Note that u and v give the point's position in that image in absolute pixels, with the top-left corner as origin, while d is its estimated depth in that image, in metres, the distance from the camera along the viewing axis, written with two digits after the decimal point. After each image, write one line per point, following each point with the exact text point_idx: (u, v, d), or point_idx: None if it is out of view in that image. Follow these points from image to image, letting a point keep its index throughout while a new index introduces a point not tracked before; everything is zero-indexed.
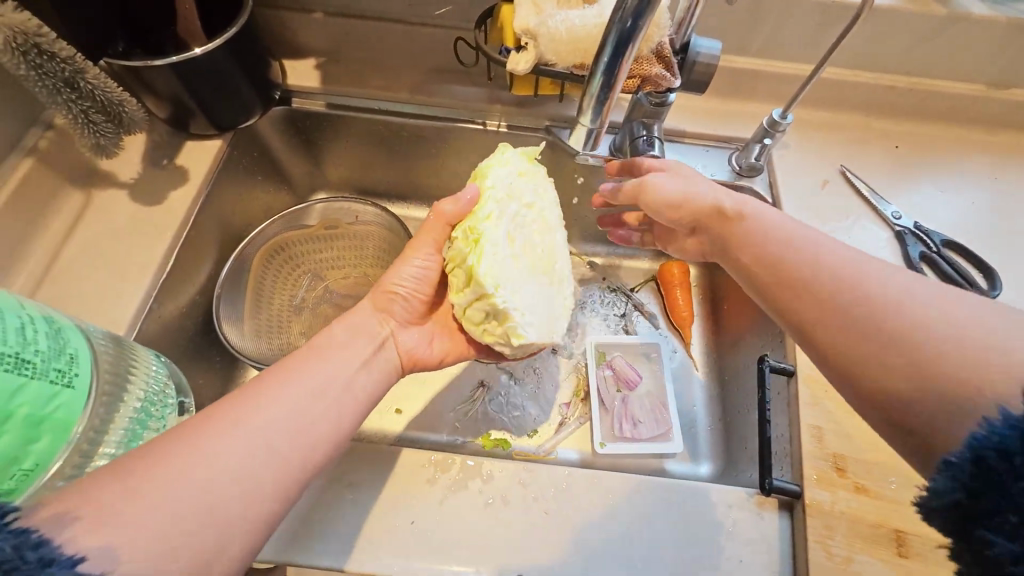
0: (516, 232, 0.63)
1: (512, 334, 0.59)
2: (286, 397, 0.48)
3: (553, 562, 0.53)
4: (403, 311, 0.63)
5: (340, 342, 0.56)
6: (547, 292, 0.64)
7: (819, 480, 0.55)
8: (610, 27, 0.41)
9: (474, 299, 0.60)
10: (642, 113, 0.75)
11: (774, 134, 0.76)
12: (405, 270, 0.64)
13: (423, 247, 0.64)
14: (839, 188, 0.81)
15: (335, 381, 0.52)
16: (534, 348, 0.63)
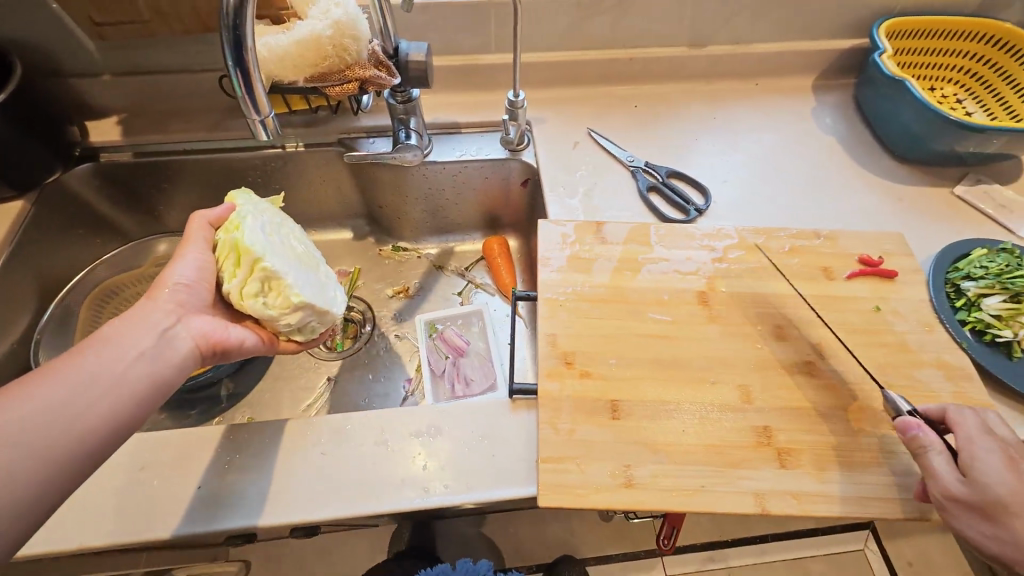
0: (272, 230, 0.79)
1: (289, 293, 0.74)
2: (52, 397, 0.54)
3: (323, 492, 0.63)
4: (190, 300, 0.69)
5: (120, 333, 0.61)
6: (314, 273, 0.81)
7: (551, 374, 0.66)
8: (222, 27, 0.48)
9: (247, 277, 0.73)
10: (396, 113, 0.86)
11: (516, 111, 0.90)
12: (183, 264, 0.72)
13: (190, 250, 0.74)
14: (588, 146, 0.96)
15: (103, 379, 0.57)
16: (310, 317, 0.78)
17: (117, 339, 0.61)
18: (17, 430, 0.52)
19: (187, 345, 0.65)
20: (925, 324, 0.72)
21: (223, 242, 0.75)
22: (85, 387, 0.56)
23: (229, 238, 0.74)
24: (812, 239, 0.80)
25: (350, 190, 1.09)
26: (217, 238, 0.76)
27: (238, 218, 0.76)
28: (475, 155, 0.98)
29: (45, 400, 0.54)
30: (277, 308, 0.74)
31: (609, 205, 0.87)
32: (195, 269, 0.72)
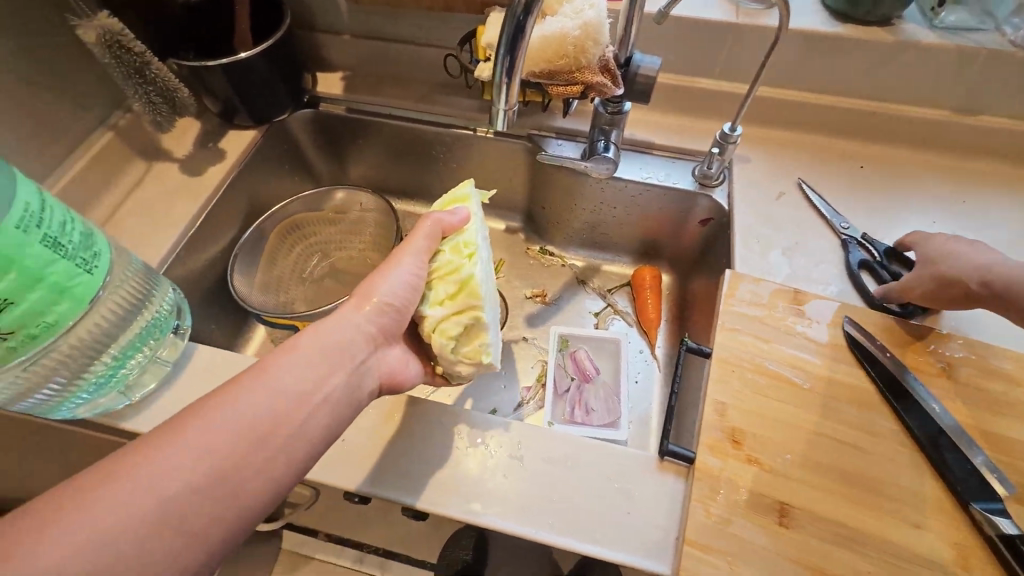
0: (486, 260, 0.70)
1: (483, 350, 0.66)
2: (247, 418, 0.49)
3: (452, 488, 0.60)
4: (393, 328, 0.63)
5: (313, 362, 0.54)
6: (496, 321, 0.73)
7: (712, 448, 0.58)
8: (507, 21, 0.50)
9: (449, 313, 0.65)
10: (601, 121, 0.83)
11: (725, 145, 0.82)
12: (394, 278, 0.63)
13: (410, 257, 0.65)
14: (793, 200, 0.85)
15: (291, 421, 0.50)
16: (481, 371, 0.69)
17: (314, 361, 0.55)
18: (211, 451, 0.46)
19: (372, 383, 0.60)
20: None
21: (443, 260, 0.67)
22: (277, 417, 0.50)
23: (458, 263, 0.66)
24: None
25: (519, 185, 1.09)
26: (438, 251, 0.68)
27: (466, 240, 0.68)
28: (661, 180, 0.92)
29: (243, 420, 0.48)
30: (461, 355, 0.67)
31: (806, 272, 0.77)
32: (408, 291, 0.64)
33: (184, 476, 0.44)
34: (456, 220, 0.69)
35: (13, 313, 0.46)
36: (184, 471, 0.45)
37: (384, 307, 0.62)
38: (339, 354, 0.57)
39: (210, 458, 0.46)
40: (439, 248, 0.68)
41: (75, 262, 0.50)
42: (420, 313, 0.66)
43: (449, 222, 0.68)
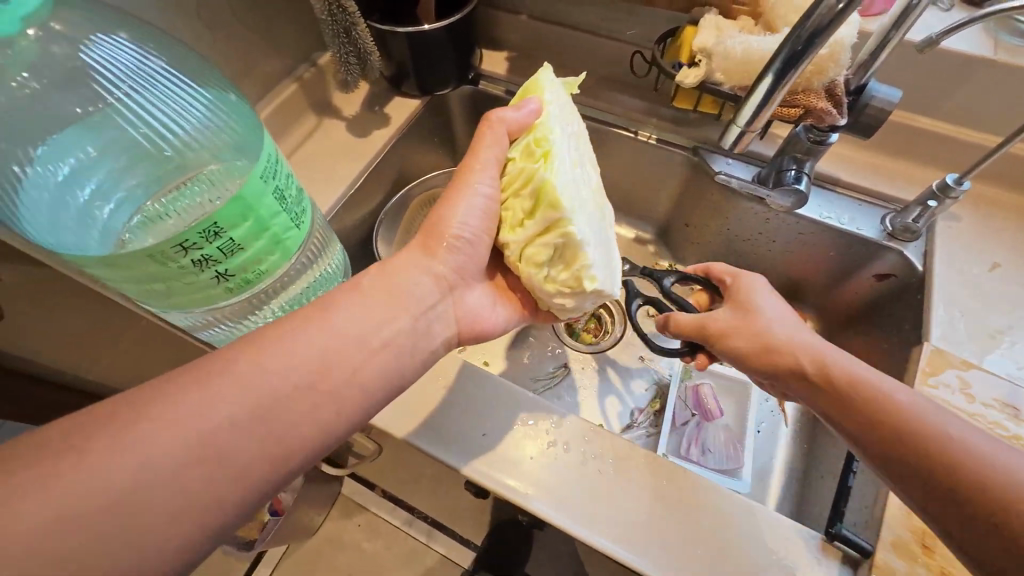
0: (573, 158, 0.64)
1: (579, 271, 0.60)
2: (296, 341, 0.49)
3: (591, 512, 0.57)
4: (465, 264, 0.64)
5: (392, 296, 0.56)
6: (599, 228, 0.65)
7: (893, 546, 0.52)
8: (784, 45, 0.48)
9: (536, 233, 0.61)
10: (797, 148, 0.75)
11: (943, 198, 0.72)
12: (466, 207, 0.63)
13: (481, 178, 0.64)
14: (1009, 277, 0.73)
15: (355, 356, 0.51)
16: (589, 300, 0.64)
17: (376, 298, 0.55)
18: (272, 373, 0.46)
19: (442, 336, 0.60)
20: None
21: (516, 169, 0.64)
22: (332, 348, 0.50)
23: (530, 169, 0.62)
24: None
25: (665, 199, 1.02)
26: (508, 161, 0.65)
27: (539, 140, 0.63)
28: (842, 223, 0.82)
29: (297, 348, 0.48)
30: (557, 280, 0.62)
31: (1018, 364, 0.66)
32: (479, 219, 0.63)
33: (247, 395, 0.44)
34: (524, 117, 0.65)
35: (237, 259, 0.47)
36: (245, 392, 0.44)
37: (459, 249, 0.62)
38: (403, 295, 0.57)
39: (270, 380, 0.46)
40: (510, 157, 0.66)
41: (291, 218, 0.52)
42: (501, 241, 0.64)
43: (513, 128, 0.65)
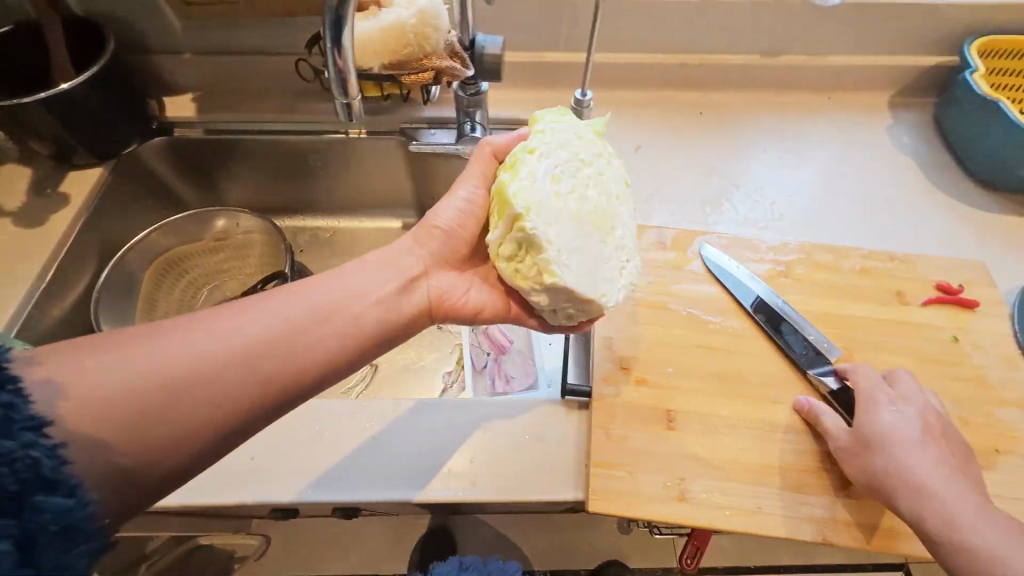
0: (607, 176, 0.67)
1: (544, 269, 0.57)
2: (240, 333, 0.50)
3: (368, 477, 0.62)
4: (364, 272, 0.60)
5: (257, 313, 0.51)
6: (592, 245, 0.61)
7: (606, 379, 0.65)
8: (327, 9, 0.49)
9: (503, 231, 0.60)
10: (462, 104, 0.87)
11: (583, 109, 0.88)
12: (441, 208, 0.66)
13: (467, 182, 0.67)
14: (649, 151, 0.94)
15: (182, 362, 0.46)
16: (566, 304, 0.60)
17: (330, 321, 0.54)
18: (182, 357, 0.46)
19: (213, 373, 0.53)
20: (1007, 360, 0.68)
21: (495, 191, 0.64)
22: (256, 352, 0.49)
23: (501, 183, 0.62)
24: (886, 261, 0.77)
25: (405, 181, 1.09)
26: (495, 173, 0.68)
27: (511, 160, 0.64)
28: None
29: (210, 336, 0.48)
30: (524, 280, 0.60)
31: (668, 213, 0.87)
32: (451, 218, 0.66)
33: (118, 379, 0.44)
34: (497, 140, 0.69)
35: None
36: (116, 376, 0.44)
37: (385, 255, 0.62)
38: (334, 320, 0.54)
39: (206, 367, 0.47)
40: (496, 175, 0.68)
41: None
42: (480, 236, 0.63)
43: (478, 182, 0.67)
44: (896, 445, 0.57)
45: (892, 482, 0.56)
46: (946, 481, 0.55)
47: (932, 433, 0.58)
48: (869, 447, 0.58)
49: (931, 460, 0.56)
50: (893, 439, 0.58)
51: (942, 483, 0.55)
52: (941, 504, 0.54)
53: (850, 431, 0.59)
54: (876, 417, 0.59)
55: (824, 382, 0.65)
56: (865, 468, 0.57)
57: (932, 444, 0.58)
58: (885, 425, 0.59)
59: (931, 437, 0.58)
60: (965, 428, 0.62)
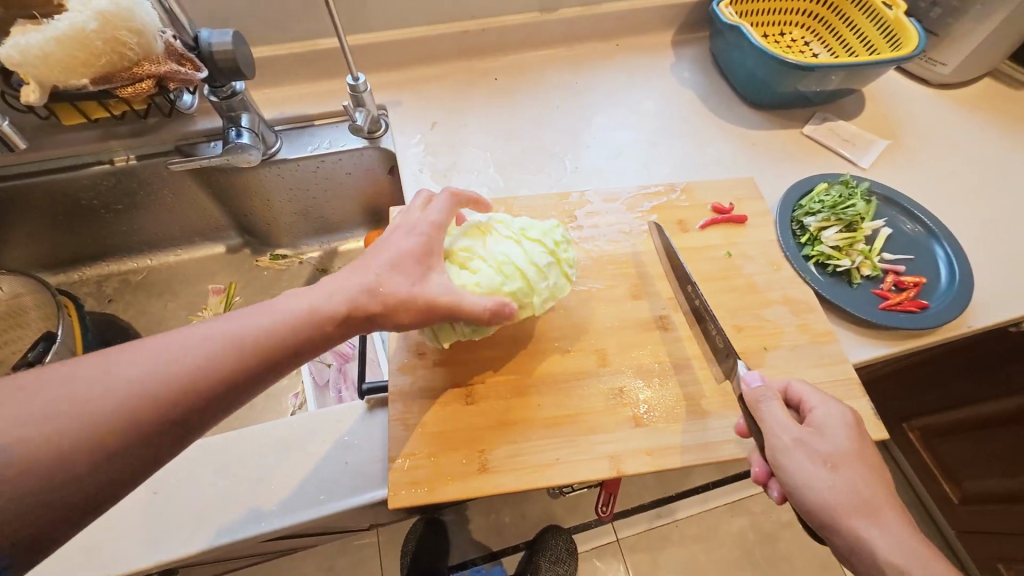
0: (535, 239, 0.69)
1: None
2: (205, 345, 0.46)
3: (159, 533, 0.58)
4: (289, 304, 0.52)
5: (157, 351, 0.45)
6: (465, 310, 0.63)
7: (401, 368, 0.65)
8: None
9: None
10: (224, 110, 0.80)
11: (359, 96, 0.85)
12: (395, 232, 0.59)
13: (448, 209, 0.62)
14: (445, 127, 0.93)
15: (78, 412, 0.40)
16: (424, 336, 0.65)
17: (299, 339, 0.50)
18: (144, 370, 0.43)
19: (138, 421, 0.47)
20: (772, 263, 0.74)
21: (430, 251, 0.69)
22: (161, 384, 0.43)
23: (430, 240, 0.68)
24: (670, 194, 0.81)
25: (209, 204, 1.00)
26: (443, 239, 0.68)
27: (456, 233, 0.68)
28: (329, 148, 0.92)
29: (182, 349, 0.45)
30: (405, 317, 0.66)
31: (468, 185, 0.86)
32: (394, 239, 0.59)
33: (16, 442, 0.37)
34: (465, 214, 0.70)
35: None
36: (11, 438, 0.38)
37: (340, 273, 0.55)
38: (247, 348, 0.47)
39: (169, 383, 0.43)
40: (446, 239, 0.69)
41: None
42: None
43: (441, 212, 0.61)
44: (840, 465, 0.52)
45: (843, 501, 0.51)
46: (881, 495, 0.52)
47: (862, 445, 0.54)
48: (815, 467, 0.52)
49: (867, 476, 0.52)
50: (838, 458, 0.52)
51: (877, 498, 0.51)
52: (878, 521, 0.50)
53: (795, 450, 0.53)
54: (816, 437, 0.54)
55: (753, 394, 0.57)
56: (813, 490, 0.52)
57: (864, 451, 0.53)
58: (835, 441, 0.53)
59: (859, 441, 0.54)
60: (738, 334, 0.67)
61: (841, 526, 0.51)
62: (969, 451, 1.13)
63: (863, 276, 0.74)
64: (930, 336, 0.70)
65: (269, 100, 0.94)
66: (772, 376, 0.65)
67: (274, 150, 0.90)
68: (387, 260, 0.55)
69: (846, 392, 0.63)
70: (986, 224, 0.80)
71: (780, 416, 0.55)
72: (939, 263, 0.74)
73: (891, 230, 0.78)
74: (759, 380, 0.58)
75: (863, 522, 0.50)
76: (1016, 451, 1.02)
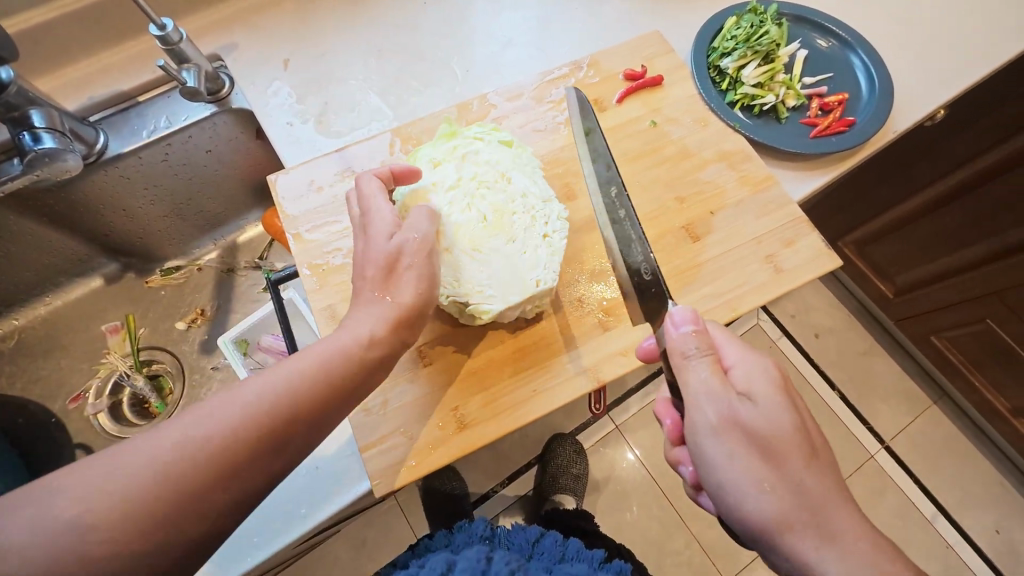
0: (519, 170, 0.63)
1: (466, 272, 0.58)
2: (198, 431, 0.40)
3: None
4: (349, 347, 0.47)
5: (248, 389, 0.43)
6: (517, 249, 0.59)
7: None
8: None
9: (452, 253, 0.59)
10: (1, 111, 0.61)
11: (174, 47, 0.67)
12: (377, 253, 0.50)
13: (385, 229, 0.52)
14: (301, 62, 0.77)
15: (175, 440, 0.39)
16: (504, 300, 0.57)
17: (310, 393, 0.44)
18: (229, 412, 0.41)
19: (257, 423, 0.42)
20: (699, 121, 0.68)
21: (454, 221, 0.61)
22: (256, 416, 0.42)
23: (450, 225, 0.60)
24: (576, 73, 0.72)
25: (54, 236, 0.82)
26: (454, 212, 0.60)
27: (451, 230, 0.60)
28: (169, 125, 0.74)
29: (243, 395, 0.42)
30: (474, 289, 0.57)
31: (349, 124, 0.73)
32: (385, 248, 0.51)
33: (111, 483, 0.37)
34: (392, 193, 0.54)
35: None
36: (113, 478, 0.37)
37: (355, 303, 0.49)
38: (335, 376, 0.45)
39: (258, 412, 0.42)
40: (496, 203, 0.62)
41: None
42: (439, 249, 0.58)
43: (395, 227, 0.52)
44: (772, 448, 0.44)
45: (777, 504, 0.43)
46: (823, 487, 0.43)
47: (801, 418, 0.46)
48: (749, 445, 0.44)
49: (811, 453, 0.44)
50: (771, 439, 0.44)
51: (815, 488, 0.43)
52: (823, 530, 0.42)
53: (718, 418, 0.45)
54: (744, 404, 0.45)
55: (676, 344, 0.49)
56: (732, 481, 0.44)
57: (804, 421, 0.46)
58: (761, 411, 0.45)
59: (798, 404, 0.47)
60: (682, 207, 0.63)
61: (777, 540, 0.43)
62: (894, 248, 1.19)
63: (790, 109, 0.70)
64: (859, 153, 0.68)
65: (66, 85, 0.74)
66: (726, 238, 0.62)
67: (99, 148, 0.72)
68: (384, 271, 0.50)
69: (797, 233, 0.62)
70: (892, 18, 0.77)
71: (704, 376, 0.47)
72: (858, 73, 0.71)
73: (807, 51, 0.73)
74: (689, 328, 0.49)
75: (792, 516, 0.42)
76: (938, 236, 1.09)
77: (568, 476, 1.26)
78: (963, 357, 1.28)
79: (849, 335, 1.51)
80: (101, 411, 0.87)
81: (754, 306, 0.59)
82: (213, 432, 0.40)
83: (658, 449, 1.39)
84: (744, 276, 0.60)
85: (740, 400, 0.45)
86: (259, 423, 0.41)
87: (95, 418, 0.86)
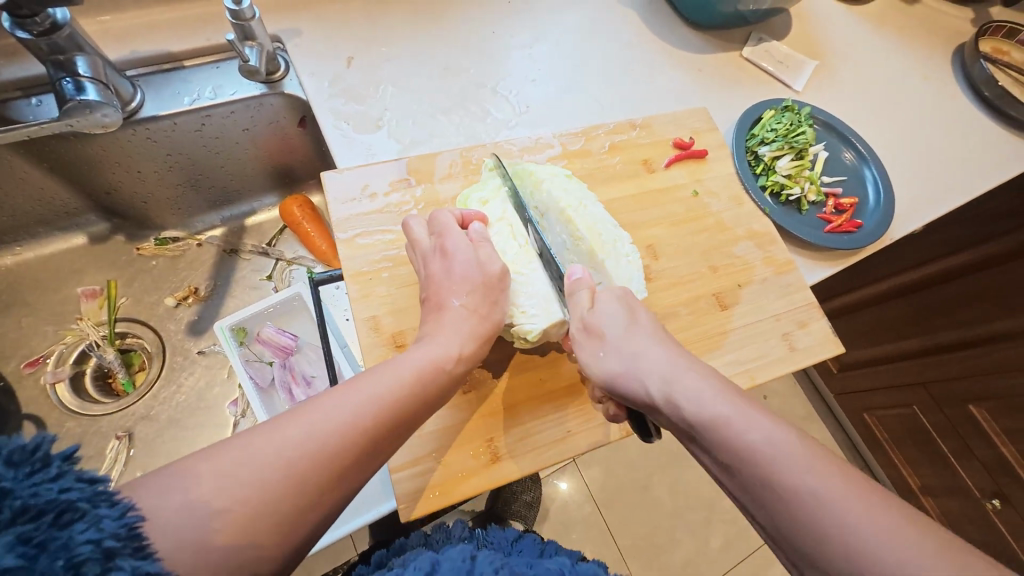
0: (580, 197, 0.66)
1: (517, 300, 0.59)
2: (303, 448, 0.38)
3: None
4: (439, 358, 0.48)
5: (339, 398, 0.42)
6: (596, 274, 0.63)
7: None
8: None
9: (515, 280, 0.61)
10: (45, 52, 0.56)
11: (244, 24, 0.64)
12: (457, 271, 0.53)
13: (456, 243, 0.55)
14: (364, 63, 0.76)
15: (278, 457, 0.37)
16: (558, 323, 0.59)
17: (397, 408, 0.44)
18: (325, 425, 0.40)
19: (353, 435, 0.41)
20: (735, 198, 0.74)
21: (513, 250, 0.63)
22: (351, 432, 0.41)
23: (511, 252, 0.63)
24: (629, 131, 0.76)
25: (48, 184, 0.74)
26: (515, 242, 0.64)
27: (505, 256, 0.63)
28: (214, 97, 0.71)
29: (336, 407, 0.41)
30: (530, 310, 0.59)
31: (406, 134, 0.73)
32: (464, 270, 0.53)
33: (212, 495, 0.34)
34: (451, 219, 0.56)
35: None
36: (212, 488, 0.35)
37: (432, 321, 0.52)
38: (420, 390, 0.46)
39: (355, 432, 0.41)
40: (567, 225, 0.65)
41: None
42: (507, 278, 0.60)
43: (470, 248, 0.55)
44: (610, 336, 0.50)
45: (617, 372, 0.48)
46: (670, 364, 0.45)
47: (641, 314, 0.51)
48: (589, 343, 0.51)
49: (650, 344, 0.48)
50: (610, 331, 0.50)
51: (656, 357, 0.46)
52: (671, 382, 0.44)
53: (577, 328, 0.53)
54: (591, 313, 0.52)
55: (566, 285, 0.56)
56: (586, 362, 0.51)
57: (644, 321, 0.50)
58: (603, 317, 0.51)
59: (645, 312, 0.51)
60: (714, 275, 0.68)
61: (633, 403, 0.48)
62: (849, 331, 1.32)
63: (810, 203, 0.78)
64: (863, 253, 0.76)
65: (107, 33, 0.70)
66: (750, 311, 0.67)
67: (134, 106, 0.68)
68: (463, 291, 0.53)
69: (809, 316, 0.68)
70: (895, 140, 0.88)
71: (576, 300, 0.54)
72: (869, 183, 0.80)
73: (829, 154, 0.82)
74: (580, 272, 0.56)
75: (635, 375, 0.47)
76: (884, 326, 1.21)
77: (521, 503, 1.24)
78: (887, 435, 1.38)
79: (797, 403, 1.64)
80: (60, 382, 0.79)
81: (769, 379, 0.64)
82: (317, 446, 0.39)
83: (616, 487, 1.43)
84: (763, 348, 0.65)
85: (587, 311, 0.52)
86: (355, 438, 0.41)
87: (52, 389, 0.78)
